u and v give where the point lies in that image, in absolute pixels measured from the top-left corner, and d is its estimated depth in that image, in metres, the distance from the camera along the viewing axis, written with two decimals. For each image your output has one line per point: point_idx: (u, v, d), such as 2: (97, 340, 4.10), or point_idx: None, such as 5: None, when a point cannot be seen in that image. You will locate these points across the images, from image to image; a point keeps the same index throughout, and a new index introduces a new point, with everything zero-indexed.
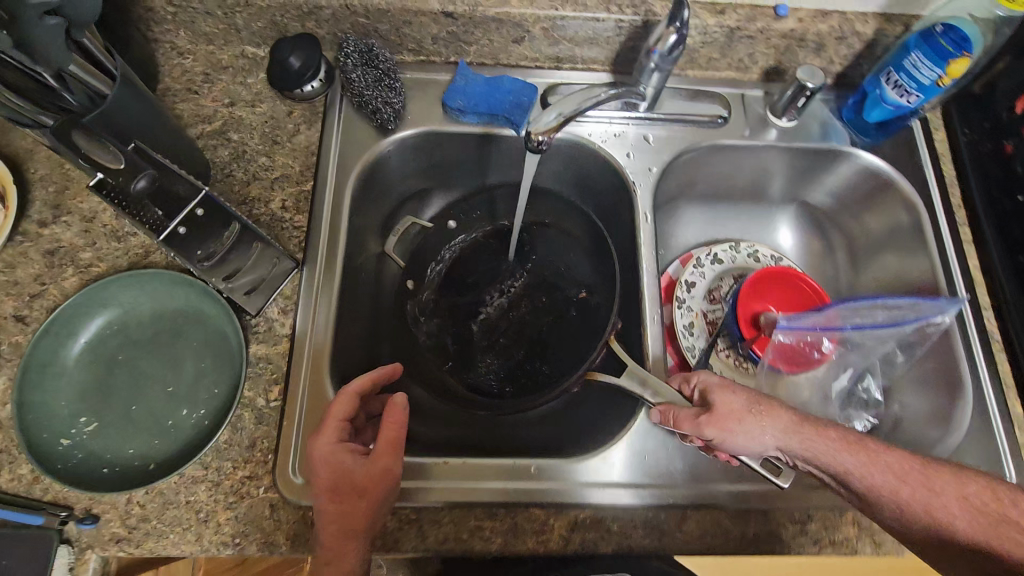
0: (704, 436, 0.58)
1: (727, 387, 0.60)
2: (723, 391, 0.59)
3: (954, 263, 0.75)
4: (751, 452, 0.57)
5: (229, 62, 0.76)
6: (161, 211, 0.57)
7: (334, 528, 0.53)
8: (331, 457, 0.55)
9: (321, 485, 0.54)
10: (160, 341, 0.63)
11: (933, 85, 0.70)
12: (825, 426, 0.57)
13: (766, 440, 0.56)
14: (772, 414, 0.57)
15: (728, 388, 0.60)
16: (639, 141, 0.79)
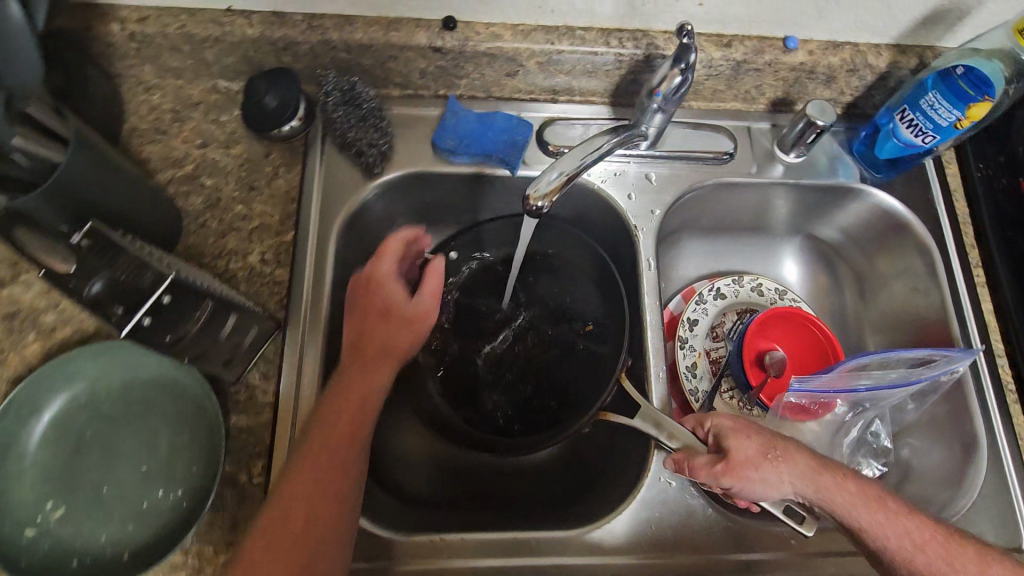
0: (720, 485, 0.56)
1: (744, 432, 0.58)
2: (737, 440, 0.57)
3: (967, 307, 0.73)
4: (769, 499, 0.56)
5: (200, 97, 0.71)
6: (123, 305, 0.49)
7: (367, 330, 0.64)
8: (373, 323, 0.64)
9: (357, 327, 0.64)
10: (132, 414, 0.59)
11: (951, 127, 0.66)
12: (847, 477, 0.56)
13: (784, 487, 0.56)
14: (783, 466, 0.56)
15: (743, 435, 0.58)
16: (640, 180, 0.75)
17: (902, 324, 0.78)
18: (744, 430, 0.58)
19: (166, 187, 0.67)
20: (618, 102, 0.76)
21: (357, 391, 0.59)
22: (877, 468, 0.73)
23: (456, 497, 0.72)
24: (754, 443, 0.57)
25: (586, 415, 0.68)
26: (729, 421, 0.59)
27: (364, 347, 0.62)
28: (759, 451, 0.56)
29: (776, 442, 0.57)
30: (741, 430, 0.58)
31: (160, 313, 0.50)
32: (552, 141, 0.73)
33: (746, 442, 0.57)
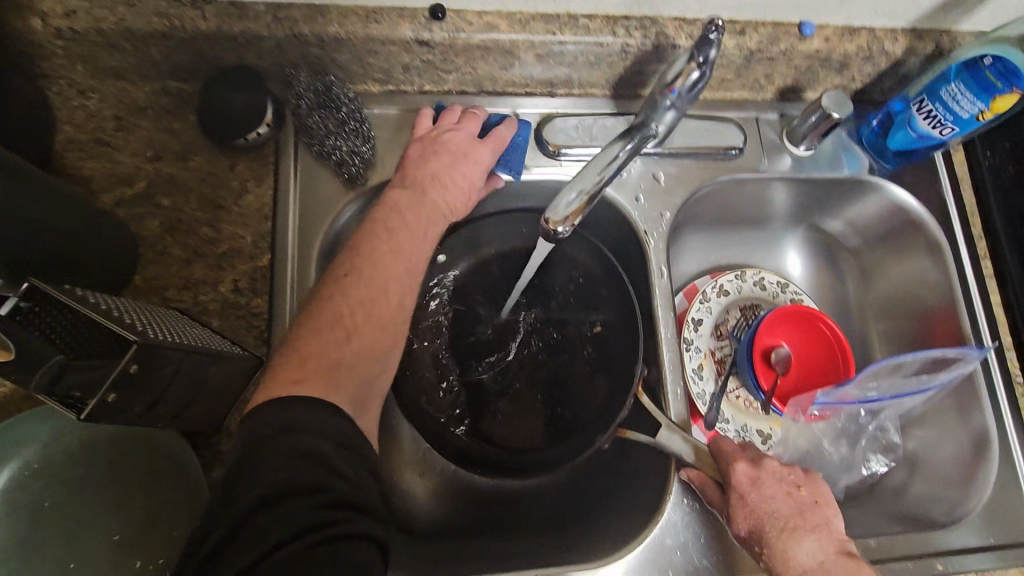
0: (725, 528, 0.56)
1: (760, 493, 0.53)
2: (734, 513, 0.53)
3: (977, 300, 0.72)
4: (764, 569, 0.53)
5: (147, 101, 0.61)
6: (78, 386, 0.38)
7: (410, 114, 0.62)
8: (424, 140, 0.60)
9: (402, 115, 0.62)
10: (96, 478, 0.52)
11: (972, 119, 0.63)
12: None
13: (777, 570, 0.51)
14: (771, 561, 0.50)
15: (741, 508, 0.53)
16: (647, 180, 0.70)
17: (908, 317, 0.76)
18: (746, 503, 0.53)
19: (115, 210, 0.58)
20: (619, 93, 0.70)
21: (415, 251, 0.55)
22: (886, 463, 0.71)
23: (463, 527, 0.68)
24: (751, 523, 0.52)
25: (604, 433, 0.63)
26: (738, 486, 0.54)
27: (425, 181, 0.59)
28: (749, 534, 0.52)
29: (779, 527, 0.51)
30: (742, 502, 0.53)
31: (127, 386, 0.39)
32: (551, 140, 0.67)
33: (744, 517, 0.53)
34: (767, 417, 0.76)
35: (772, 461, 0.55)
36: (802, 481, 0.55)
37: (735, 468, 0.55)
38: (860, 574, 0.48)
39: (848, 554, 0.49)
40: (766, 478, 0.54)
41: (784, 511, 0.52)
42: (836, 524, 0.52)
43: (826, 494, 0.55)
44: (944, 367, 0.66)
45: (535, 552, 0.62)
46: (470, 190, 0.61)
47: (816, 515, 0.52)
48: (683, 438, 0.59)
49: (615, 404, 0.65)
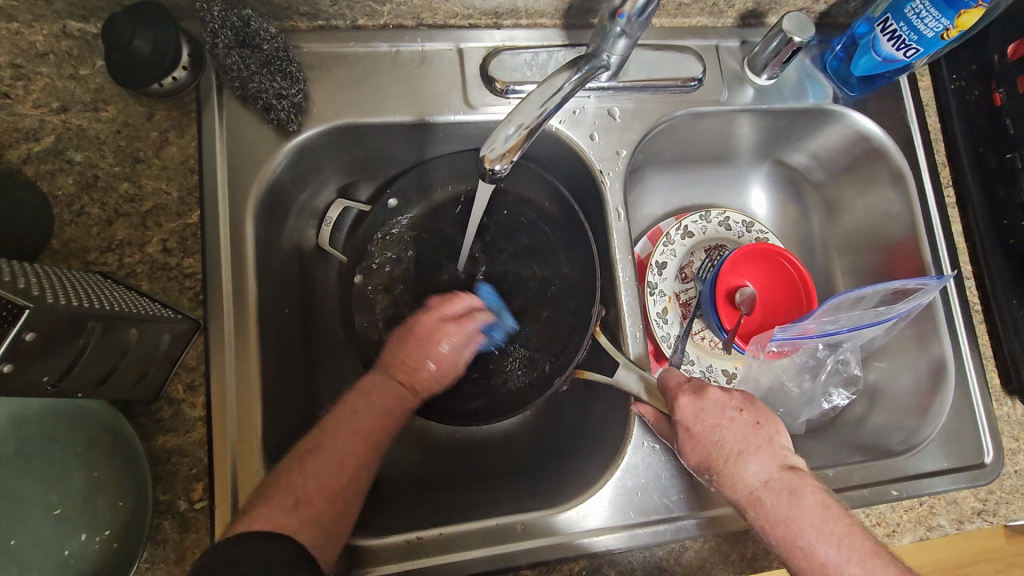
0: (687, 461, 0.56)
1: (706, 423, 0.54)
2: (683, 446, 0.55)
3: (938, 229, 0.71)
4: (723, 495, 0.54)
5: (46, 45, 0.55)
6: None
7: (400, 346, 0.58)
8: (403, 367, 0.57)
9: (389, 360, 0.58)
10: (29, 454, 0.48)
11: (936, 38, 0.60)
12: (802, 486, 0.51)
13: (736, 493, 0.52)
14: (720, 485, 0.53)
15: (690, 441, 0.54)
16: (602, 117, 0.67)
17: (872, 251, 0.75)
18: (693, 436, 0.54)
19: (21, 169, 0.53)
20: (572, 23, 0.65)
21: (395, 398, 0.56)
22: (847, 396, 0.72)
23: (427, 480, 0.66)
24: (698, 453, 0.54)
25: (563, 373, 0.62)
26: (683, 421, 0.55)
27: (400, 368, 0.57)
28: (699, 464, 0.54)
29: (725, 456, 0.53)
30: (691, 436, 0.54)
31: (25, 355, 0.37)
32: (499, 77, 0.63)
33: (693, 449, 0.54)
34: (731, 355, 0.75)
35: (715, 390, 0.56)
36: (745, 404, 0.55)
37: (680, 404, 0.55)
38: (801, 484, 0.51)
39: (790, 467, 0.52)
40: (710, 408, 0.55)
41: (728, 438, 0.53)
42: (780, 440, 0.53)
43: (771, 413, 0.55)
44: (904, 297, 0.66)
45: (499, 500, 0.62)
46: (445, 365, 0.59)
47: (759, 436, 0.53)
48: (638, 376, 0.60)
49: (573, 345, 0.63)
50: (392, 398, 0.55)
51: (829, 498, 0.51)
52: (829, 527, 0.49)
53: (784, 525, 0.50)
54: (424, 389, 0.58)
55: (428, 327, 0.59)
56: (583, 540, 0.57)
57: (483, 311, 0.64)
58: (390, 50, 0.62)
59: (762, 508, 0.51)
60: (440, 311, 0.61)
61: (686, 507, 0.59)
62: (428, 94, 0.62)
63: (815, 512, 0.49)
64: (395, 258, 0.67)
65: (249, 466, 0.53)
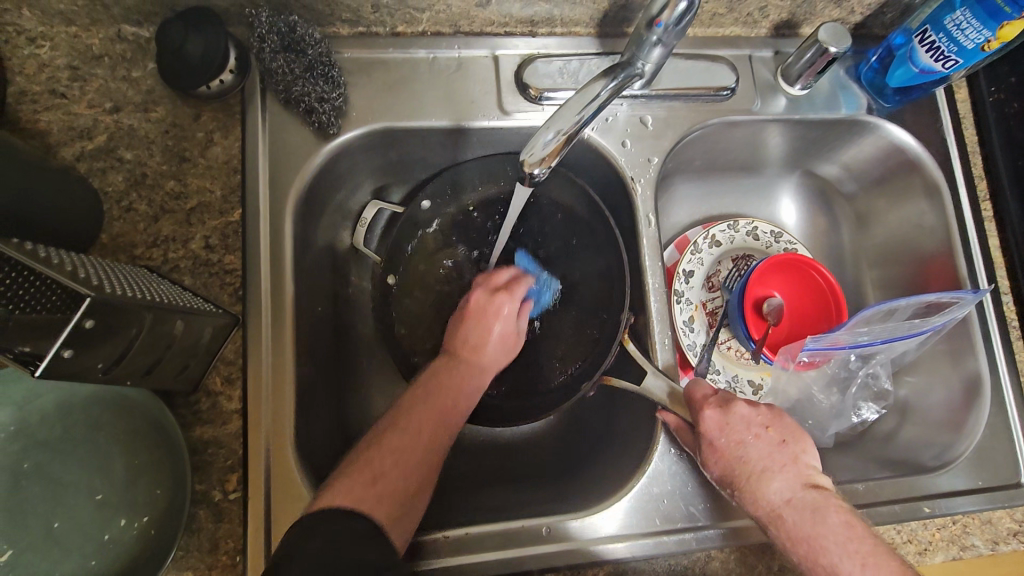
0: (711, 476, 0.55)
1: (730, 438, 0.54)
2: (706, 459, 0.55)
3: (974, 243, 0.70)
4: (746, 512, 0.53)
5: (102, 48, 0.58)
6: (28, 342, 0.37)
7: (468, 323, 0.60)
8: (478, 339, 0.59)
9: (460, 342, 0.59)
10: (74, 440, 0.50)
11: (977, 50, 0.60)
12: (826, 505, 0.50)
13: (758, 510, 0.52)
14: (743, 500, 0.53)
15: (713, 455, 0.54)
16: (634, 125, 0.67)
17: (904, 264, 0.74)
18: (715, 451, 0.54)
19: (74, 166, 0.56)
20: (606, 31, 0.66)
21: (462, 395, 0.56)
22: (877, 410, 0.70)
23: (451, 481, 0.66)
24: (721, 467, 0.54)
25: (590, 379, 0.62)
26: (707, 434, 0.55)
27: (463, 349, 0.59)
28: (720, 478, 0.54)
29: (748, 471, 0.52)
30: (712, 450, 0.54)
31: (84, 342, 0.38)
32: (532, 84, 0.64)
33: (715, 463, 0.54)
34: (758, 366, 0.74)
35: (740, 405, 0.55)
36: (771, 421, 0.55)
37: (704, 416, 0.55)
38: (826, 503, 0.50)
39: (815, 486, 0.51)
40: (734, 423, 0.54)
41: (752, 453, 0.53)
42: (806, 458, 0.53)
43: (798, 430, 0.55)
44: (939, 310, 0.65)
45: (524, 502, 0.62)
46: (508, 338, 0.61)
47: (784, 454, 0.53)
48: (666, 383, 0.60)
49: (601, 351, 0.63)
50: (458, 378, 0.57)
51: (855, 518, 0.49)
52: (852, 547, 0.47)
53: (805, 542, 0.49)
54: (489, 363, 0.59)
55: (481, 301, 0.61)
56: (609, 545, 0.56)
57: (525, 277, 0.64)
58: (428, 57, 0.64)
59: (783, 525, 0.50)
60: (494, 285, 0.62)
61: (712, 517, 0.58)
62: (464, 99, 0.64)
63: (838, 530, 0.48)
64: (487, 274, 0.64)
65: (281, 459, 0.54)
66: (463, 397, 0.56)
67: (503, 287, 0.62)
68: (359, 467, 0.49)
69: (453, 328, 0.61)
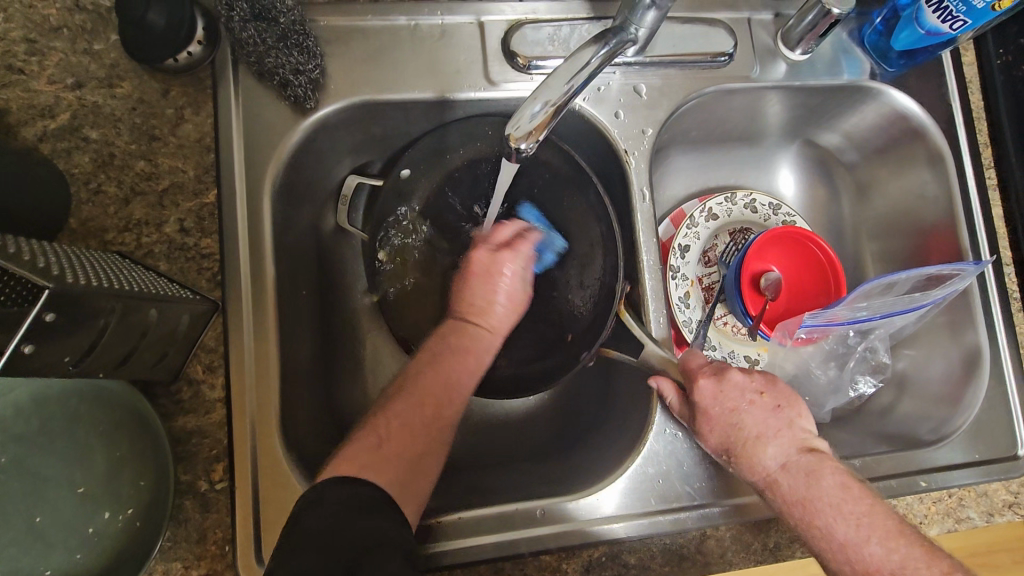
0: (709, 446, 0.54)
1: (726, 407, 0.53)
2: (702, 430, 0.53)
3: (976, 213, 0.68)
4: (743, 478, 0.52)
5: (60, 20, 0.55)
6: None
7: (476, 287, 0.57)
8: (481, 302, 0.56)
9: (461, 307, 0.57)
10: (52, 433, 0.48)
11: (987, 9, 0.57)
12: (822, 467, 0.49)
13: (756, 476, 0.51)
14: (740, 467, 0.52)
15: (708, 425, 0.53)
16: (628, 94, 0.64)
17: (905, 235, 0.73)
18: (712, 419, 0.53)
19: (37, 147, 0.53)
20: None
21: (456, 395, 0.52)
22: (874, 383, 0.69)
23: (445, 464, 0.66)
24: (717, 436, 0.53)
25: (589, 349, 0.61)
26: (703, 404, 0.53)
27: (469, 312, 0.56)
28: (716, 447, 0.53)
29: (744, 439, 0.51)
30: (708, 420, 0.53)
31: (45, 336, 0.37)
32: (521, 52, 0.60)
33: (711, 433, 0.53)
34: (755, 341, 0.73)
35: (735, 372, 0.54)
36: (764, 387, 0.54)
37: (700, 385, 0.54)
38: (820, 466, 0.49)
39: (810, 449, 0.51)
40: (730, 390, 0.53)
41: (747, 421, 0.52)
42: (800, 424, 0.52)
43: (792, 395, 0.54)
44: (938, 283, 0.63)
45: (519, 483, 0.62)
46: (515, 299, 0.58)
47: (779, 420, 0.52)
48: (661, 355, 0.59)
49: (594, 331, 0.62)
50: (477, 345, 0.55)
51: (852, 482, 0.49)
52: (847, 507, 0.47)
53: (802, 505, 0.48)
54: (497, 327, 0.57)
55: (484, 261, 0.58)
56: (604, 526, 0.56)
57: (531, 233, 0.62)
58: (409, 24, 0.60)
59: (780, 490, 0.49)
60: (496, 241, 0.60)
61: (708, 496, 0.58)
62: (448, 69, 0.60)
63: (833, 492, 0.48)
64: (485, 235, 0.60)
65: (269, 449, 0.53)
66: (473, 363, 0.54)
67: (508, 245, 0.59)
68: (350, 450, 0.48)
69: (457, 291, 0.58)
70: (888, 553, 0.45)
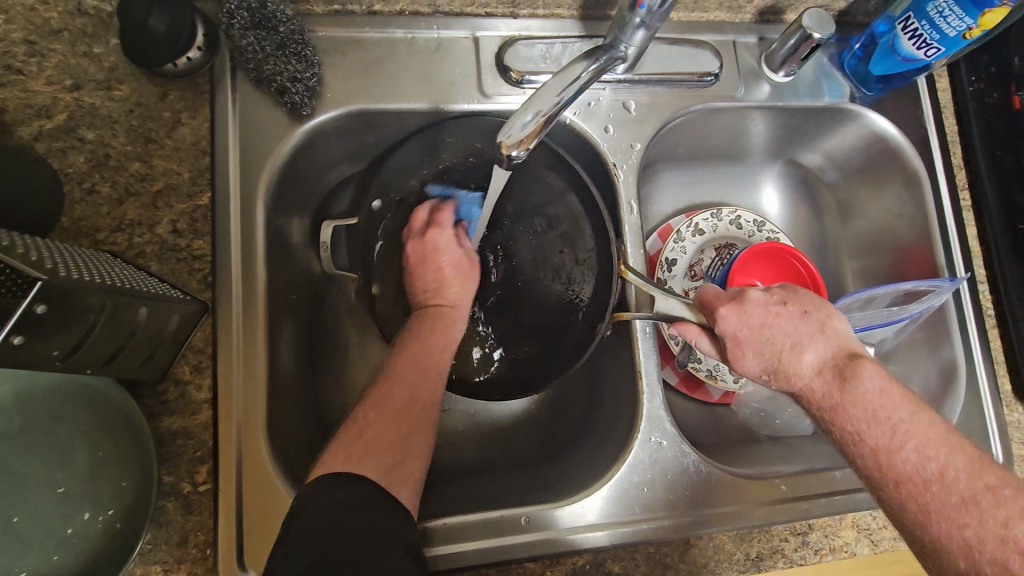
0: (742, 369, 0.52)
1: (751, 324, 0.50)
2: (733, 356, 0.52)
3: (952, 233, 0.70)
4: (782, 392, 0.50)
5: (61, 23, 0.55)
6: None
7: (418, 271, 0.62)
8: (432, 284, 0.61)
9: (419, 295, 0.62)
10: (33, 432, 0.48)
11: (958, 37, 0.60)
12: (860, 369, 0.45)
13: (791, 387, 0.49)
14: (778, 382, 0.50)
15: (740, 349, 0.51)
16: (617, 110, 0.66)
17: (883, 253, 0.75)
18: (739, 342, 0.51)
19: (32, 146, 0.53)
20: (588, 13, 0.65)
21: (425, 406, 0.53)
22: None
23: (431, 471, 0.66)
24: (749, 355, 0.50)
25: (602, 321, 0.61)
26: (726, 330, 0.51)
27: (425, 298, 0.61)
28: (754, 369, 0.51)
29: (778, 352, 0.49)
30: (738, 344, 0.51)
31: (35, 328, 0.37)
32: (514, 67, 0.62)
33: (741, 356, 0.51)
34: None
35: (754, 291, 0.52)
36: (791, 297, 0.51)
37: (720, 313, 0.52)
38: (860, 367, 0.46)
39: (848, 353, 0.47)
40: (752, 308, 0.51)
41: (777, 334, 0.49)
42: (833, 325, 0.49)
43: (821, 299, 0.51)
44: (916, 299, 0.65)
45: (505, 490, 0.62)
46: (460, 266, 0.63)
47: (809, 325, 0.49)
48: (682, 304, 0.58)
49: (582, 340, 0.63)
50: (442, 323, 0.59)
51: (893, 384, 0.45)
52: (886, 412, 0.43)
53: (837, 412, 0.45)
54: (458, 297, 0.62)
55: (417, 250, 0.62)
56: (588, 534, 0.56)
57: (444, 204, 0.64)
58: (405, 37, 0.62)
59: (817, 399, 0.47)
60: (418, 229, 0.63)
61: (691, 503, 0.58)
62: (443, 81, 0.62)
63: (872, 395, 0.44)
64: (406, 223, 0.64)
65: (254, 450, 0.53)
66: (446, 338, 0.58)
67: (429, 227, 0.63)
68: (338, 449, 0.48)
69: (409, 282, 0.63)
70: (925, 460, 0.41)
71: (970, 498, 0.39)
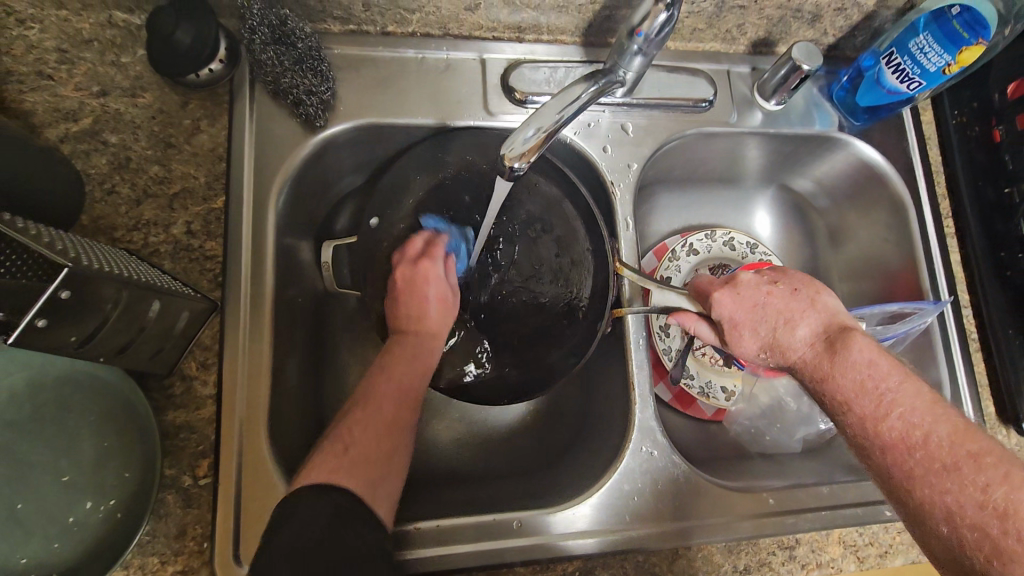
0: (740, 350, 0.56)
1: (745, 305, 0.55)
2: (731, 339, 0.56)
3: (936, 258, 0.72)
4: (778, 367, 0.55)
5: (91, 33, 0.57)
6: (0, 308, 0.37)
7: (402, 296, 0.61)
8: (414, 309, 0.61)
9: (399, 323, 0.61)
10: (42, 421, 0.49)
11: (939, 72, 0.63)
12: (848, 339, 0.51)
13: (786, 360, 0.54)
14: (774, 357, 0.55)
15: (737, 331, 0.55)
16: (616, 131, 0.69)
17: (872, 277, 0.77)
18: (736, 325, 0.55)
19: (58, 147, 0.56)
20: (591, 40, 0.68)
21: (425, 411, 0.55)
22: None
23: (425, 476, 0.67)
24: (745, 337, 0.55)
25: (601, 319, 0.63)
26: (722, 314, 0.56)
27: (404, 326, 0.60)
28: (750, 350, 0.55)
29: (773, 329, 0.54)
30: (735, 326, 0.56)
31: (57, 313, 0.39)
32: (518, 87, 0.65)
33: (737, 337, 0.56)
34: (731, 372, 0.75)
35: (746, 274, 0.57)
36: (781, 277, 0.56)
37: (715, 298, 0.56)
38: (847, 338, 0.51)
39: (835, 324, 0.53)
40: (745, 290, 0.56)
41: (769, 312, 0.54)
42: (822, 300, 0.54)
43: (810, 279, 0.56)
44: (901, 319, 0.68)
45: (497, 496, 0.63)
46: (444, 297, 0.62)
47: (799, 302, 0.54)
48: (679, 294, 0.62)
49: (576, 350, 0.64)
50: (422, 352, 0.59)
51: (879, 354, 0.49)
52: (871, 380, 0.48)
53: (828, 381, 0.50)
54: (436, 329, 0.61)
55: (405, 275, 0.62)
56: (578, 540, 0.57)
57: (440, 238, 0.65)
58: (416, 56, 0.65)
59: (810, 370, 0.52)
60: (410, 257, 0.63)
61: (680, 513, 0.60)
62: (451, 99, 0.65)
63: (859, 360, 0.49)
64: (400, 249, 0.64)
65: (254, 446, 0.54)
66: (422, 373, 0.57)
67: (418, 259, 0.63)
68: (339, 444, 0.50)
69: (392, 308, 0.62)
70: (907, 425, 0.46)
71: (951, 464, 0.44)
